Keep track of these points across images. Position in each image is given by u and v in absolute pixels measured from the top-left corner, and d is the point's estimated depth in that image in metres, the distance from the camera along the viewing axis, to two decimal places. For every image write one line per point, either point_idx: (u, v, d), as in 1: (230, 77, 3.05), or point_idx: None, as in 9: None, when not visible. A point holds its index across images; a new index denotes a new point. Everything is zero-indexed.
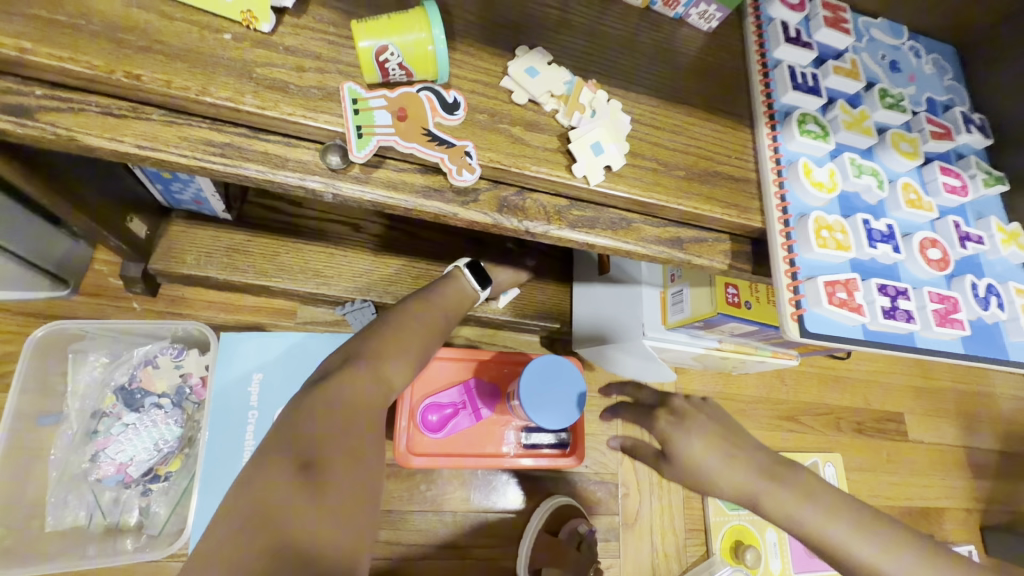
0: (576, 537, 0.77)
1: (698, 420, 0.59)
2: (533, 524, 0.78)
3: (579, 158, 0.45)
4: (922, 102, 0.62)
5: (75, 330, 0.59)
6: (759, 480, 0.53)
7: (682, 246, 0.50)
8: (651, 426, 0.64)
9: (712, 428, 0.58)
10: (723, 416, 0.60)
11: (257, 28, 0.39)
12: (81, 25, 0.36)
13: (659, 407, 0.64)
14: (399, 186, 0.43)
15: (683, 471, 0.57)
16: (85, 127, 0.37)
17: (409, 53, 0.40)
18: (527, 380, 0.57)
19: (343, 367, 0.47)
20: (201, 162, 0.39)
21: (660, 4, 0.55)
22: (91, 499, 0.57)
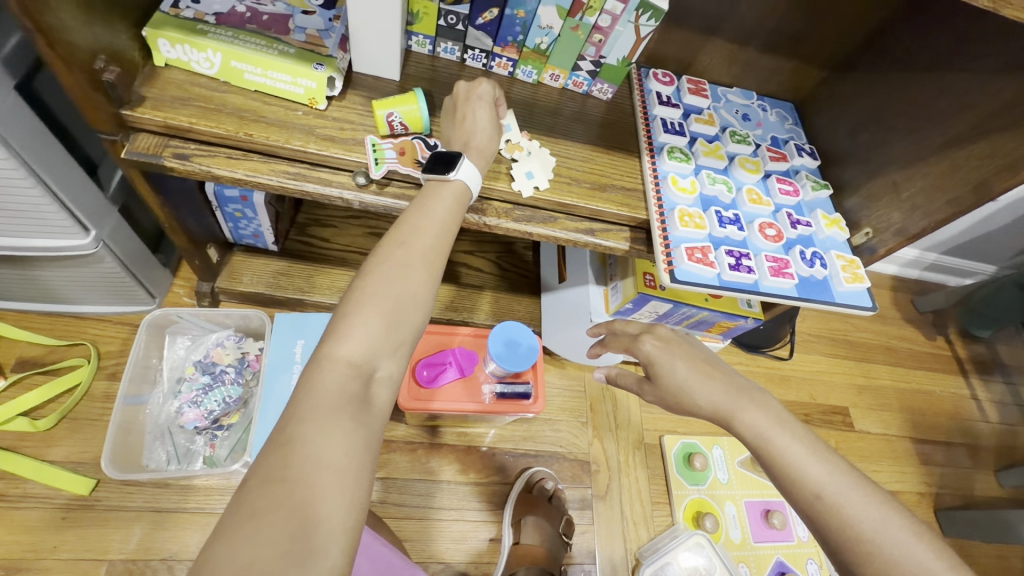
0: (547, 493, 0.95)
1: (683, 348, 0.60)
2: (515, 488, 0.95)
3: (517, 179, 0.71)
4: (767, 139, 0.89)
5: (172, 316, 0.80)
6: (730, 395, 0.55)
7: (593, 232, 0.75)
8: (634, 350, 0.63)
9: (698, 352, 0.59)
10: (701, 347, 0.60)
11: (316, 107, 0.67)
12: (220, 109, 0.63)
13: (645, 330, 0.63)
14: (401, 196, 0.68)
15: (663, 390, 0.58)
16: (218, 164, 0.64)
17: (405, 115, 0.67)
18: (503, 332, 0.79)
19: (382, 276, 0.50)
20: (281, 183, 0.65)
21: (572, 85, 0.83)
22: (173, 441, 0.77)
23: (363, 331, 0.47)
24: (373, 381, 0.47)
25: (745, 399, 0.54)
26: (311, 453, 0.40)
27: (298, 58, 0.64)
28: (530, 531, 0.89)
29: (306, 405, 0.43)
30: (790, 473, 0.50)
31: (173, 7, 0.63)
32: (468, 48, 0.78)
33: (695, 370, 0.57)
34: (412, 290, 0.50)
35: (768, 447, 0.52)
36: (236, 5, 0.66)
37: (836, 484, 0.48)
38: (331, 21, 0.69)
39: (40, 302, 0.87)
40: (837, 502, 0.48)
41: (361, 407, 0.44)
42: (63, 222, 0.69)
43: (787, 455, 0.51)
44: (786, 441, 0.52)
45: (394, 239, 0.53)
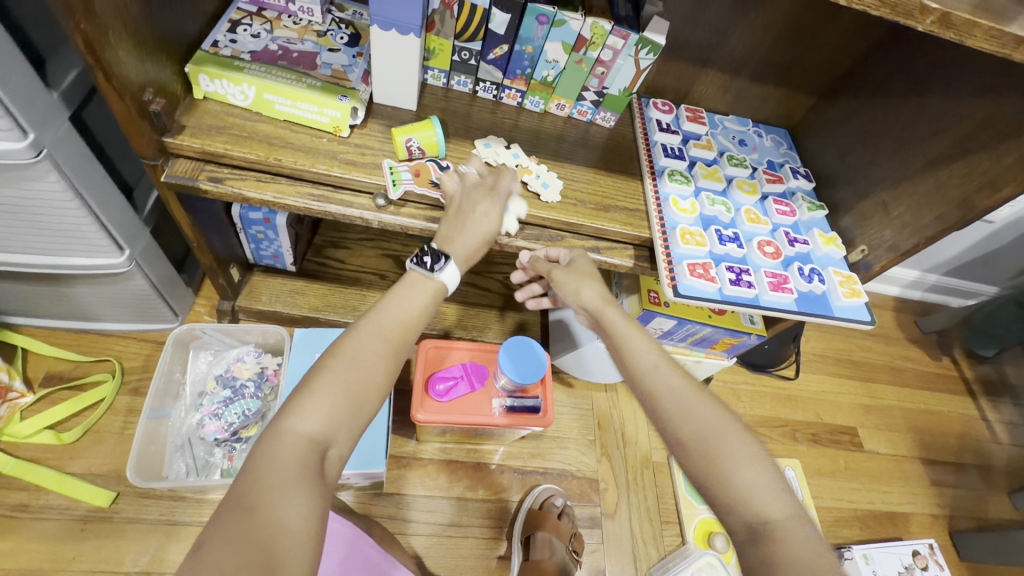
0: (558, 509, 0.95)
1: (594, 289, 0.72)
2: (527, 502, 0.96)
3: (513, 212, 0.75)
4: (763, 162, 0.93)
5: (197, 332, 0.84)
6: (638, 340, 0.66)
7: (599, 250, 0.79)
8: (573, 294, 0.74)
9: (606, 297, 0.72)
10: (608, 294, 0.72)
11: (340, 134, 0.72)
12: (252, 136, 0.69)
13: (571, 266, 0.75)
14: (417, 216, 0.73)
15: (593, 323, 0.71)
16: (248, 187, 0.69)
17: (423, 141, 0.72)
18: (521, 340, 0.83)
19: (344, 356, 0.55)
20: (306, 204, 0.70)
21: (577, 113, 0.89)
22: (193, 452, 0.79)
23: (321, 406, 0.51)
24: (328, 458, 0.50)
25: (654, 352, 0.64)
26: (268, 526, 0.43)
27: (325, 90, 0.70)
28: (542, 546, 0.89)
29: (261, 477, 0.46)
30: (666, 407, 0.59)
31: (213, 45, 0.69)
32: (480, 81, 0.84)
33: (622, 328, 0.67)
34: (378, 374, 0.55)
35: (657, 384, 0.60)
36: (269, 44, 0.72)
37: (697, 418, 0.57)
38: (354, 57, 0.75)
39: (72, 319, 0.91)
40: (694, 432, 0.56)
41: (316, 484, 0.47)
42: (101, 242, 0.74)
43: (668, 391, 0.60)
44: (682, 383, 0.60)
45: (367, 322, 0.58)
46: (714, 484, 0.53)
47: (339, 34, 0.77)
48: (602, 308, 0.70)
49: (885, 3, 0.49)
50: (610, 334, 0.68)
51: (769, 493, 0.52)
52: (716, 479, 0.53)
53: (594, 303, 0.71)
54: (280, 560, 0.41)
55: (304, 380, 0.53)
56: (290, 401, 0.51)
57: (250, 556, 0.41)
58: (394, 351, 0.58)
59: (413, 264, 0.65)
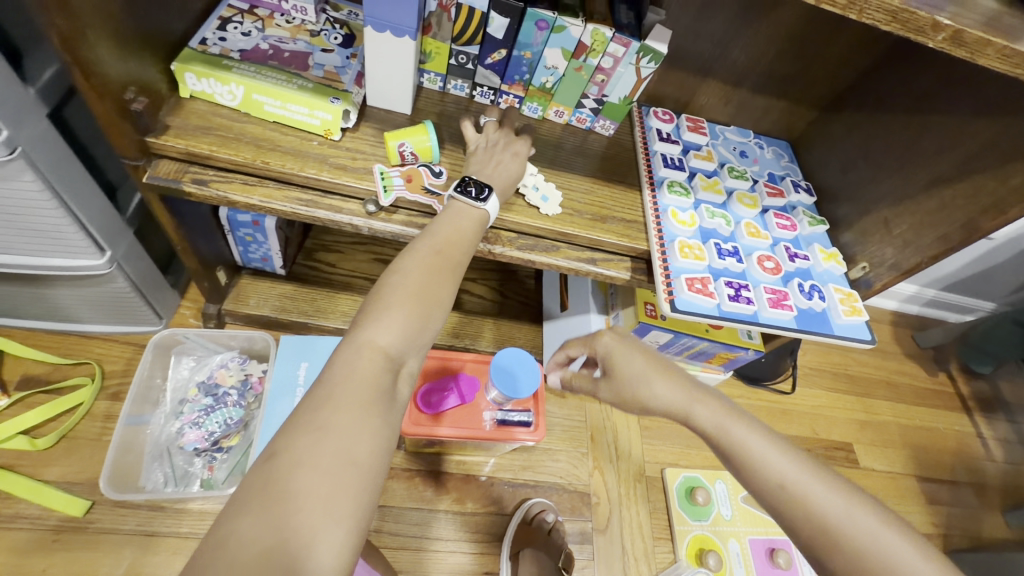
0: (547, 525, 0.93)
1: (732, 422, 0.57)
2: (516, 517, 0.94)
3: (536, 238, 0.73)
4: (763, 175, 0.91)
5: (178, 337, 0.81)
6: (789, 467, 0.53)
7: (595, 262, 0.77)
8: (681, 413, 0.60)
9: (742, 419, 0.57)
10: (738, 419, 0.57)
11: (330, 137, 0.70)
12: (240, 138, 0.67)
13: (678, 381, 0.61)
14: (409, 223, 0.71)
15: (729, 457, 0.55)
16: (234, 190, 0.67)
17: (417, 146, 0.70)
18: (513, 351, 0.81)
19: (411, 275, 0.53)
20: (294, 209, 0.68)
21: (575, 121, 0.87)
22: (172, 462, 0.77)
23: (392, 321, 0.49)
24: (401, 374, 0.48)
25: (787, 464, 0.53)
26: (339, 444, 0.41)
27: (316, 91, 0.67)
28: (527, 564, 0.89)
29: (334, 390, 0.44)
30: (835, 533, 0.49)
31: (201, 43, 0.67)
32: (477, 85, 0.82)
33: (735, 426, 0.57)
34: (445, 292, 0.54)
35: (810, 507, 0.51)
36: (260, 42, 0.70)
37: (876, 548, 0.48)
38: (348, 59, 0.73)
39: (51, 320, 0.88)
40: (878, 569, 0.48)
41: (386, 404, 0.45)
42: (81, 243, 0.71)
43: (832, 514, 0.50)
44: (838, 502, 0.51)
45: (423, 246, 0.57)
46: None
47: (333, 35, 0.75)
48: (693, 404, 0.59)
49: (895, 19, 0.47)
50: (720, 440, 0.56)
51: None
52: None
53: (674, 400, 0.60)
54: (341, 483, 0.39)
55: (372, 299, 0.51)
56: (363, 317, 0.50)
57: (299, 491, 0.38)
58: (455, 267, 0.57)
59: (457, 193, 0.63)
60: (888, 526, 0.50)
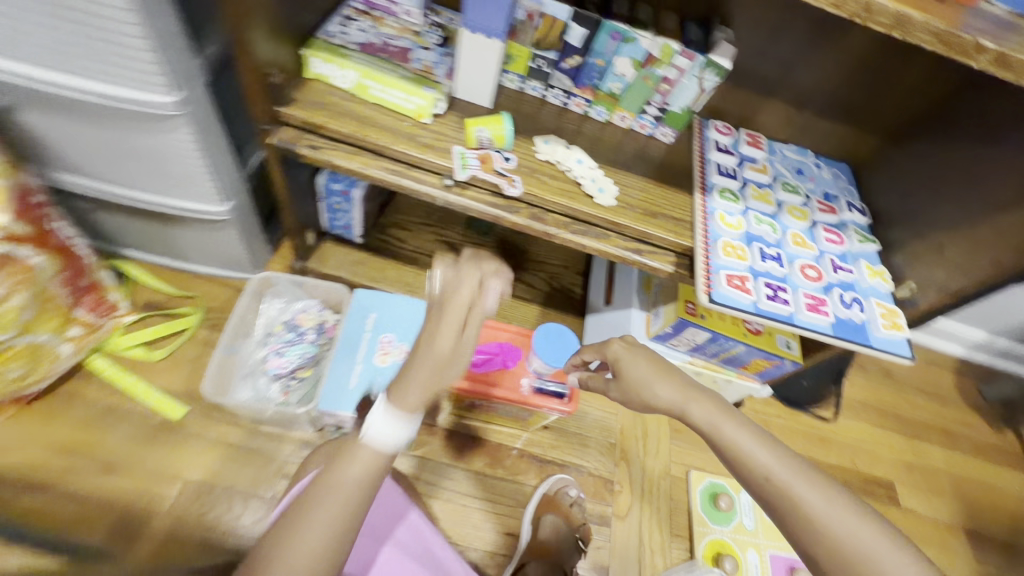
0: (569, 498, 0.99)
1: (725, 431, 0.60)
2: (541, 487, 0.99)
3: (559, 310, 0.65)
4: (818, 192, 0.94)
5: (271, 279, 0.95)
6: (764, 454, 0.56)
7: (641, 252, 0.83)
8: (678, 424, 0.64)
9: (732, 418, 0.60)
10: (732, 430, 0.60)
11: (421, 120, 0.81)
12: (348, 113, 0.79)
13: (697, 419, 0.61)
14: (478, 199, 0.81)
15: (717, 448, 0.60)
16: (338, 156, 0.79)
17: (493, 134, 0.80)
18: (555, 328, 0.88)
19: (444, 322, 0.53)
20: (384, 176, 0.79)
21: (637, 126, 0.94)
22: (256, 381, 0.90)
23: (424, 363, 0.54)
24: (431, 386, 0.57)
25: (784, 472, 0.55)
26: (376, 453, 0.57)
27: (414, 81, 0.81)
28: (547, 528, 0.96)
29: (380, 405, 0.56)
30: (810, 519, 0.52)
31: (328, 35, 0.81)
32: (550, 88, 0.91)
33: (726, 423, 0.60)
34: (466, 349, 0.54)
35: (796, 504, 0.53)
36: (373, 38, 0.84)
37: (861, 552, 0.50)
38: (442, 56, 0.86)
39: (170, 257, 1.05)
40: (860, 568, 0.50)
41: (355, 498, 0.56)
42: (212, 191, 0.85)
43: (809, 501, 0.53)
44: (834, 512, 0.52)
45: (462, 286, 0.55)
46: None
47: (432, 36, 0.87)
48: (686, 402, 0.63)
49: (940, 40, 0.52)
50: (708, 433, 0.60)
51: None
52: None
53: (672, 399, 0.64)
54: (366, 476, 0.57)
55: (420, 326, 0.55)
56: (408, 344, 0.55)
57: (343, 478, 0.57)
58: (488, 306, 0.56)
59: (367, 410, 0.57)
60: (866, 519, 0.52)
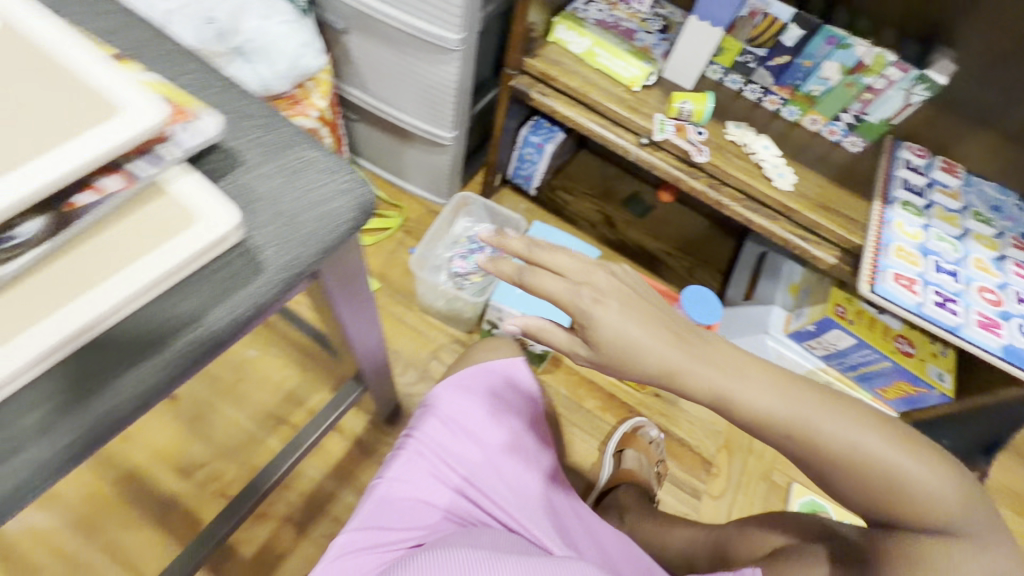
0: (649, 437, 1.05)
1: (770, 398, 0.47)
2: (623, 423, 1.07)
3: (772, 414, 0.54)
4: (1016, 230, 0.90)
5: (468, 198, 1.17)
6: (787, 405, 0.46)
7: (806, 239, 0.89)
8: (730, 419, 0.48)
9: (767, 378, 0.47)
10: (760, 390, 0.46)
11: (632, 87, 0.95)
12: (575, 72, 0.96)
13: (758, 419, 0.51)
14: (665, 161, 0.93)
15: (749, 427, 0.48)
16: (559, 104, 0.97)
17: (694, 107, 0.91)
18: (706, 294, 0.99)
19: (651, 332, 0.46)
20: (591, 128, 0.95)
21: (827, 132, 0.99)
22: (441, 272, 1.09)
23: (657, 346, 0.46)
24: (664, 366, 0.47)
25: (810, 409, 0.47)
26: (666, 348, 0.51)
27: (634, 55, 0.96)
28: (630, 458, 1.00)
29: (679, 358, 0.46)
30: (862, 471, 0.48)
31: (574, 9, 0.99)
32: (750, 82, 1.00)
33: (739, 386, 0.46)
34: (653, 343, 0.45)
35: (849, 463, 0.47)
36: (608, 17, 1.00)
37: (901, 486, 0.47)
38: (661, 40, 0.99)
39: (389, 171, 1.31)
40: (899, 497, 0.48)
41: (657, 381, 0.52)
42: (449, 118, 1.07)
43: (860, 452, 0.47)
44: (874, 445, 0.47)
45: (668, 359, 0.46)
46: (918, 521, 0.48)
47: (655, 23, 1.02)
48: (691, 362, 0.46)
49: None
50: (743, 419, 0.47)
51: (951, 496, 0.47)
52: (918, 513, 0.48)
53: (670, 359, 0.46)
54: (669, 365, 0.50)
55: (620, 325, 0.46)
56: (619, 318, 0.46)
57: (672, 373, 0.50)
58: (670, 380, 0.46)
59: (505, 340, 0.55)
60: (902, 445, 0.48)
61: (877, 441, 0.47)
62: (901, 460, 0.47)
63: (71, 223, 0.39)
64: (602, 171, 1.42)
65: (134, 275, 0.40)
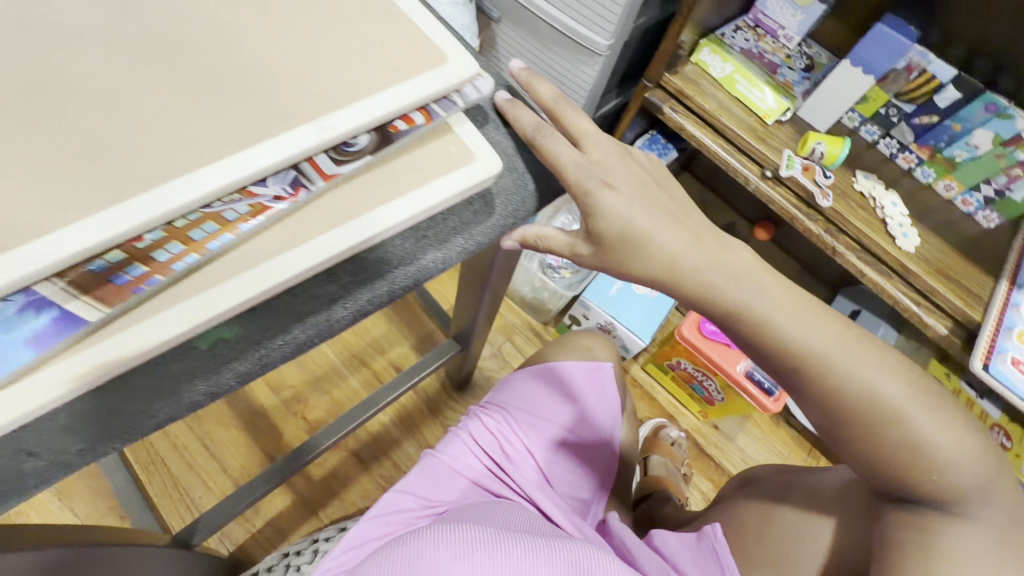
0: (673, 440, 1.08)
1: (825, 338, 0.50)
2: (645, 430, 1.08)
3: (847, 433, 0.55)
4: None
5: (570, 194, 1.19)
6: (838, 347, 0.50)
7: (919, 304, 0.86)
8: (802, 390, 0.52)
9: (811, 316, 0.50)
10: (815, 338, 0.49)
11: (765, 120, 0.96)
12: (711, 94, 0.98)
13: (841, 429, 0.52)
14: (785, 197, 0.92)
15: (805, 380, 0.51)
16: (688, 122, 0.98)
17: (828, 149, 0.90)
18: None
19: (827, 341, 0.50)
20: (716, 151, 0.96)
21: (960, 201, 0.96)
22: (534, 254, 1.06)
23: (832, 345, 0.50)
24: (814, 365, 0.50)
25: (852, 352, 0.50)
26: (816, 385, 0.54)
27: (775, 89, 0.97)
28: (658, 465, 1.00)
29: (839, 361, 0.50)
30: (901, 430, 0.49)
31: (721, 35, 1.01)
32: (887, 136, 0.98)
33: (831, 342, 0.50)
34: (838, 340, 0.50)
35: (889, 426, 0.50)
36: (753, 47, 1.01)
37: (931, 442, 0.49)
38: (803, 79, 1.00)
39: None
40: (929, 458, 0.49)
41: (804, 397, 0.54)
42: None
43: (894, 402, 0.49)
44: (900, 392, 0.50)
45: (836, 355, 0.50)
46: (948, 487, 0.49)
47: (799, 61, 1.02)
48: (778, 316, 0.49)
49: None
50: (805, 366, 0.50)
51: (970, 460, 0.49)
52: (944, 472, 0.49)
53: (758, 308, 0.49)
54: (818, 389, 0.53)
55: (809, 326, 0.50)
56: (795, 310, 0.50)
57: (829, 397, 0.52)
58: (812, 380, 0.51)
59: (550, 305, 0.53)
60: (937, 408, 0.50)
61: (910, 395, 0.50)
62: (931, 418, 0.49)
63: (391, 140, 0.41)
64: (700, 197, 1.43)
65: (424, 196, 0.41)
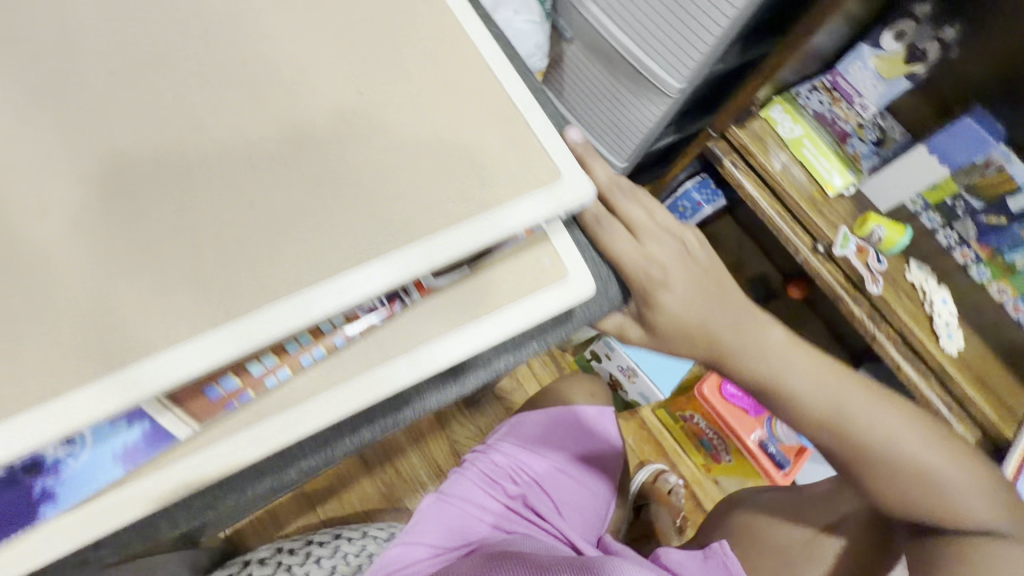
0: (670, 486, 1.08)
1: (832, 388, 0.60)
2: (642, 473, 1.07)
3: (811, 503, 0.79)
4: None
5: None
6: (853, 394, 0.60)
7: (949, 408, 0.84)
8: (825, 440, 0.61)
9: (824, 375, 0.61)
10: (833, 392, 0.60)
11: (825, 191, 0.94)
12: (774, 155, 0.95)
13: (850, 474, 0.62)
14: (832, 275, 0.90)
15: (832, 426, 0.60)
16: (746, 179, 0.96)
17: (886, 233, 0.88)
18: None
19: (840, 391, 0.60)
20: (770, 215, 0.94)
21: (1010, 306, 0.92)
22: None
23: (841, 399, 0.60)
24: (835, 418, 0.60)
25: (859, 399, 0.60)
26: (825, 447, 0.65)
27: (841, 163, 0.95)
28: (654, 515, 1.03)
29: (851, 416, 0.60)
30: (914, 467, 0.59)
31: (796, 94, 0.98)
32: (948, 227, 0.95)
33: (848, 400, 0.60)
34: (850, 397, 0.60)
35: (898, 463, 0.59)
36: (827, 112, 0.98)
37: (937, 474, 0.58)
38: (873, 154, 0.96)
39: None
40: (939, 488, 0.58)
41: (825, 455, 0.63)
42: (629, 147, 1.10)
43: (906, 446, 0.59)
44: (914, 437, 0.59)
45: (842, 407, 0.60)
46: (960, 513, 0.58)
47: (870, 133, 0.98)
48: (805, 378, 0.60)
49: None
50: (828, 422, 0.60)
51: (975, 490, 0.58)
52: (953, 500, 0.58)
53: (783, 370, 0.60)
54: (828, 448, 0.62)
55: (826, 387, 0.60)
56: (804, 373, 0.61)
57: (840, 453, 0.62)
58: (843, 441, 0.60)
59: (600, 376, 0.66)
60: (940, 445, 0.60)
61: (917, 437, 0.60)
62: (939, 455, 0.59)
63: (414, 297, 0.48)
64: (739, 244, 1.40)
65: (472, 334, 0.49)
